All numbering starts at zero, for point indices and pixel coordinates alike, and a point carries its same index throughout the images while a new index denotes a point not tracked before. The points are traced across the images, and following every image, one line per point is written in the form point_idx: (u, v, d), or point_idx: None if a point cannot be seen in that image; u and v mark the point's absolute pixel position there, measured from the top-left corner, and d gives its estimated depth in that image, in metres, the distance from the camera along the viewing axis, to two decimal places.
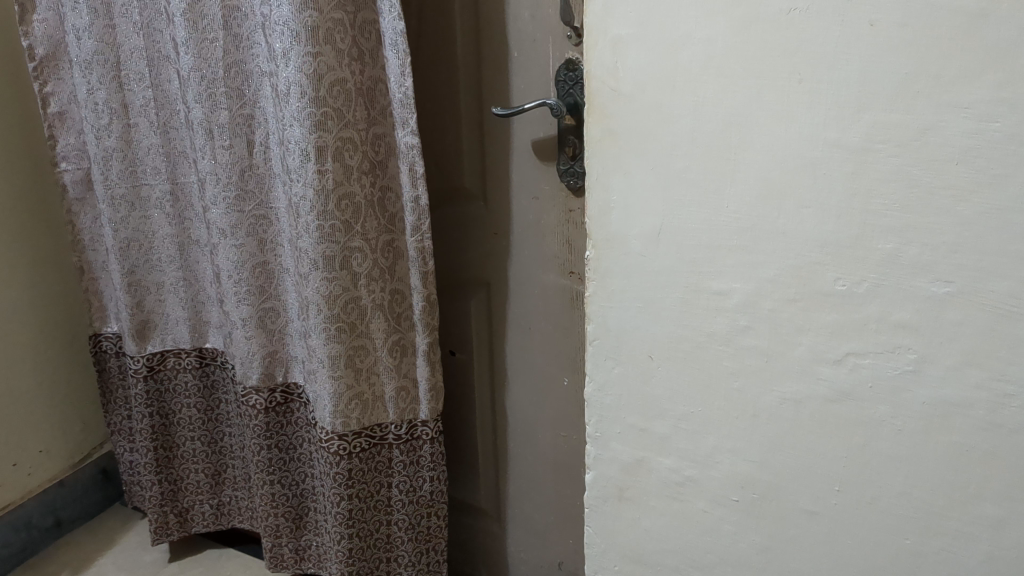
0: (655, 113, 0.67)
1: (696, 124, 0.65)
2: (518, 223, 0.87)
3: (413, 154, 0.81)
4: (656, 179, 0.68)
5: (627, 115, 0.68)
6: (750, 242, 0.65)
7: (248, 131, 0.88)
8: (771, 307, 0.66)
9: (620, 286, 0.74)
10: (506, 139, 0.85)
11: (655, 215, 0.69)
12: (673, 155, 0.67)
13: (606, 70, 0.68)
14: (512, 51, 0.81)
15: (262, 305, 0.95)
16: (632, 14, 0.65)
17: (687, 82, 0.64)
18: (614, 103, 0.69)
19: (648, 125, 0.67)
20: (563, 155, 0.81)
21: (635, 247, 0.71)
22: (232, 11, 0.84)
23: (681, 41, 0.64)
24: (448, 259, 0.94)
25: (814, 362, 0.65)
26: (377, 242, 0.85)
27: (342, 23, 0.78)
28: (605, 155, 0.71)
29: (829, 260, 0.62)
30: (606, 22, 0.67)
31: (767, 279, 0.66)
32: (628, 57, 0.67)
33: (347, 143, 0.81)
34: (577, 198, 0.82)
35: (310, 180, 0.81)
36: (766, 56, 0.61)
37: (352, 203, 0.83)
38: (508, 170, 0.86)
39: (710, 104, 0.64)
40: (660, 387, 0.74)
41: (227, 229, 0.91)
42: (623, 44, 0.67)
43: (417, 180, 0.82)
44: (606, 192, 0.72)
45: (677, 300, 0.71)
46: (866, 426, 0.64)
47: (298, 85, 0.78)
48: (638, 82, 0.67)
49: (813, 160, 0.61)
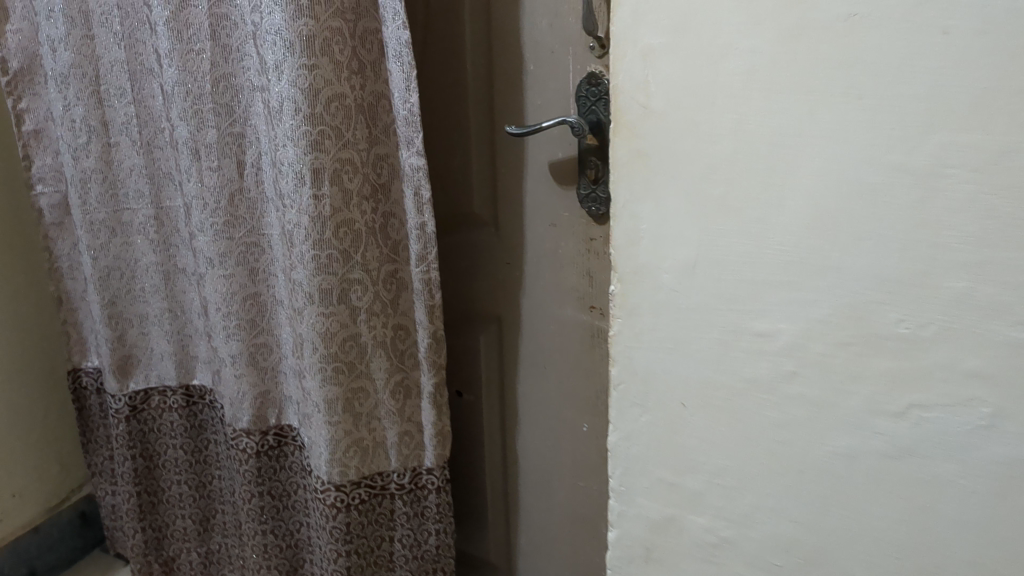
0: (691, 132, 0.60)
1: (739, 145, 0.58)
2: (533, 252, 0.80)
3: (418, 176, 0.73)
4: (691, 207, 0.61)
5: (659, 135, 0.61)
6: (798, 278, 0.58)
7: (238, 151, 0.81)
8: (823, 352, 0.58)
9: (648, 324, 0.66)
10: (520, 161, 0.77)
11: (690, 246, 0.62)
12: (711, 180, 0.60)
13: (637, 84, 0.61)
14: (527, 63, 0.74)
15: (252, 341, 0.87)
16: (668, 21, 0.58)
17: (727, 97, 0.57)
18: (643, 120, 0.62)
19: (684, 146, 0.60)
20: (582, 178, 0.73)
21: (666, 282, 0.64)
22: (220, 21, 0.76)
23: (723, 51, 0.57)
24: (456, 291, 0.86)
25: (872, 415, 0.57)
26: (379, 272, 0.77)
27: (341, 32, 0.70)
28: (635, 179, 0.63)
29: (889, 300, 0.54)
30: (637, 30, 0.60)
31: (818, 319, 0.58)
32: (661, 70, 0.60)
33: (346, 166, 0.73)
34: (599, 226, 0.75)
35: (305, 206, 0.73)
36: (819, 68, 0.53)
37: (351, 230, 0.75)
38: (522, 194, 0.78)
39: (756, 122, 0.57)
40: (693, 438, 0.66)
41: (215, 259, 0.83)
42: (655, 55, 0.60)
43: (423, 206, 0.74)
44: (634, 221, 0.64)
45: (714, 341, 0.63)
46: (929, 487, 0.56)
47: (292, 100, 0.71)
48: (673, 97, 0.60)
49: (874, 186, 0.53)
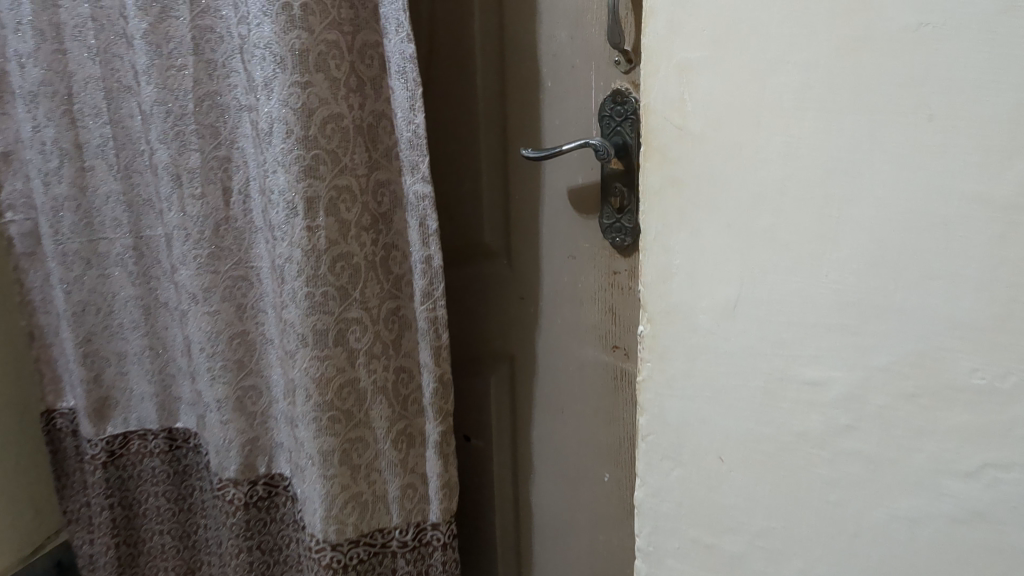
0: (731, 156, 0.53)
1: (788, 171, 0.50)
2: (550, 286, 0.72)
3: (424, 205, 0.66)
4: (730, 241, 0.54)
5: (695, 160, 0.54)
6: (854, 321, 0.50)
7: (224, 177, 0.73)
8: (882, 403, 0.49)
9: (682, 369, 0.59)
10: (537, 186, 0.70)
11: (730, 283, 0.55)
12: (754, 211, 0.52)
13: (670, 103, 0.55)
14: (545, 78, 0.67)
15: (239, 384, 0.79)
16: (707, 33, 0.52)
17: (774, 118, 0.50)
18: (677, 142, 0.55)
19: (724, 173, 0.53)
20: (606, 206, 0.66)
21: (703, 323, 0.57)
22: (205, 34, 0.69)
23: (771, 65, 0.50)
24: (465, 328, 0.79)
25: (939, 474, 0.48)
26: (379, 311, 0.70)
27: (338, 46, 0.63)
28: (668, 209, 0.57)
29: (963, 347, 0.46)
30: (672, 43, 0.54)
31: (878, 367, 0.49)
32: (698, 87, 0.53)
33: (343, 194, 0.66)
34: (623, 258, 0.67)
35: (298, 238, 0.66)
36: (882, 86, 0.46)
37: (349, 265, 0.67)
38: (538, 223, 0.71)
39: (807, 145, 0.49)
40: (734, 494, 0.58)
41: (199, 293, 0.76)
42: (693, 71, 0.53)
43: (428, 237, 0.67)
44: (667, 257, 0.57)
45: (758, 390, 0.55)
46: (1012, 559, 0.46)
47: (282, 122, 0.63)
48: (712, 118, 0.53)
49: (946, 219, 0.45)
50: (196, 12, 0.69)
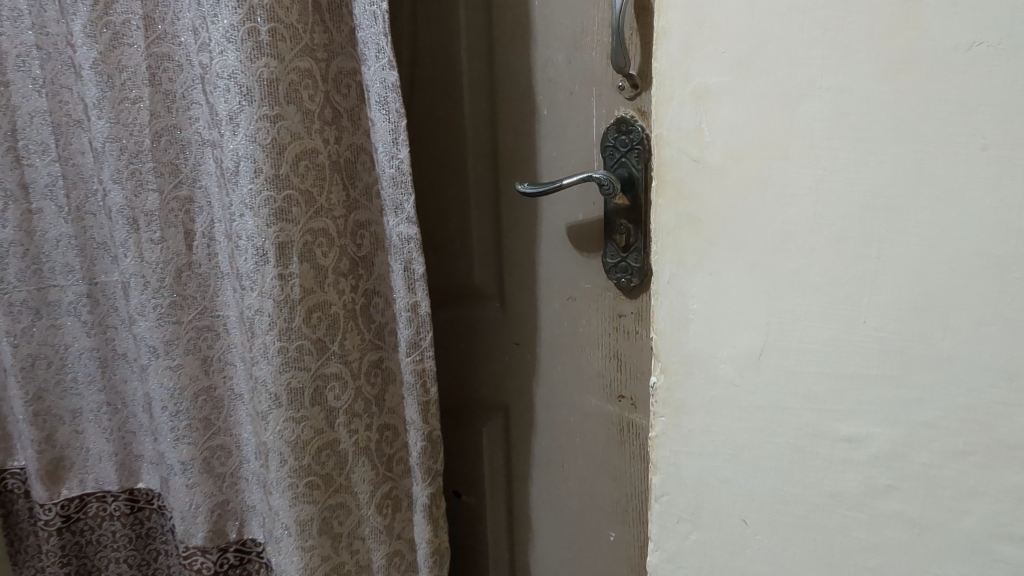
0: (756, 193, 0.46)
1: (820, 208, 0.44)
2: (547, 330, 0.66)
3: (409, 247, 0.60)
4: (758, 286, 0.47)
5: (714, 197, 0.48)
6: (897, 372, 0.44)
7: (185, 219, 0.67)
8: (928, 462, 0.44)
9: (701, 426, 0.51)
10: (530, 223, 0.64)
11: (755, 331, 0.48)
12: (786, 251, 0.46)
13: (685, 134, 0.48)
14: (540, 105, 0.61)
15: (206, 445, 0.72)
16: (728, 55, 0.45)
17: (804, 149, 0.44)
18: (694, 177, 0.48)
19: (748, 211, 0.47)
20: (611, 244, 0.60)
21: (723, 374, 0.50)
22: (162, 62, 0.63)
23: (801, 91, 0.44)
24: (449, 376, 0.73)
25: (994, 538, 0.43)
26: (360, 365, 0.64)
27: (311, 75, 0.57)
28: (685, 250, 0.50)
29: (1018, 398, 0.41)
30: (688, 65, 0.47)
31: (922, 423, 0.44)
32: (719, 115, 0.46)
33: (320, 236, 0.60)
34: (630, 300, 0.61)
35: (267, 288, 0.59)
36: (929, 113, 0.41)
37: (326, 315, 0.61)
38: (535, 262, 0.65)
39: (846, 179, 0.43)
40: (758, 561, 0.51)
41: (159, 347, 0.68)
42: (712, 98, 0.46)
43: (415, 283, 0.61)
44: (682, 304, 0.50)
45: (786, 448, 0.49)
46: None
47: (250, 159, 0.56)
48: (735, 149, 0.46)
49: (1002, 259, 0.41)
50: (151, 38, 0.62)
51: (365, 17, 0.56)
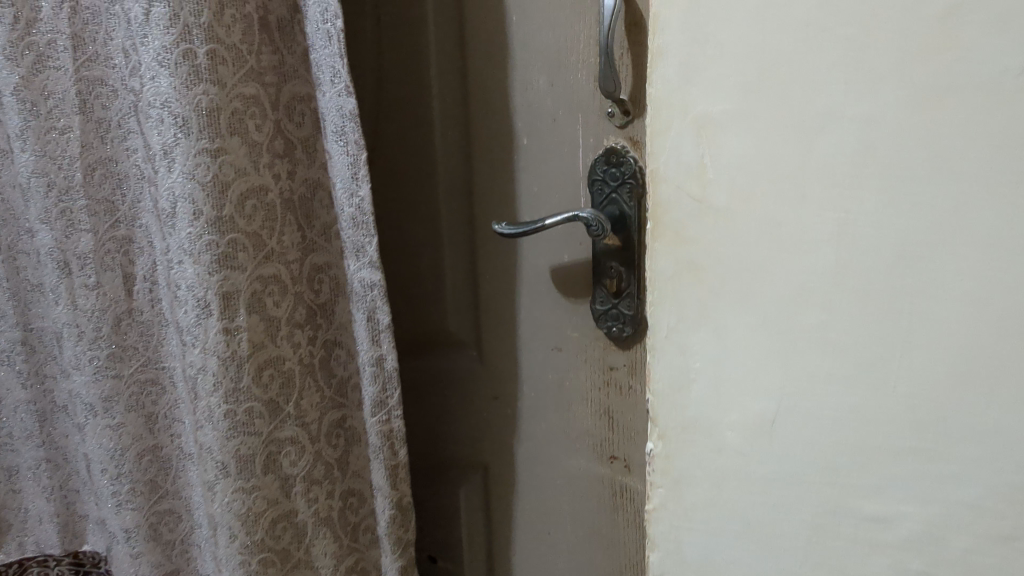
0: (772, 240, 0.38)
1: (842, 256, 0.37)
2: (530, 383, 0.59)
3: (372, 295, 0.53)
4: (772, 348, 0.39)
5: (721, 244, 0.40)
6: (932, 445, 0.36)
7: (124, 261, 0.60)
8: (970, 547, 0.37)
9: (703, 500, 0.43)
10: (510, 264, 0.58)
11: (770, 395, 0.40)
12: (804, 306, 0.38)
13: (685, 171, 0.40)
14: (519, 133, 0.54)
15: (151, 511, 0.64)
16: (736, 79, 0.38)
17: (824, 188, 0.37)
18: (698, 220, 0.40)
19: (764, 260, 0.39)
20: (599, 289, 0.54)
21: (733, 443, 0.41)
22: (94, 87, 0.56)
23: (819, 122, 0.36)
24: (422, 429, 0.66)
25: None
26: (320, 426, 0.57)
27: (258, 102, 0.50)
28: (686, 302, 0.41)
29: None
30: (687, 90, 0.39)
31: (964, 502, 0.36)
32: (725, 147, 0.38)
33: (271, 284, 0.53)
34: (621, 351, 0.55)
35: (210, 345, 0.51)
36: (972, 149, 0.33)
37: (279, 372, 0.54)
38: (514, 307, 0.58)
39: (871, 222, 0.36)
40: None
41: (97, 405, 0.61)
42: (716, 127, 0.39)
43: (379, 335, 0.54)
44: (682, 367, 0.42)
45: (806, 525, 0.40)
46: None
47: (187, 199, 0.49)
48: (745, 186, 0.38)
49: None
50: (82, 60, 0.55)
51: (318, 36, 0.49)
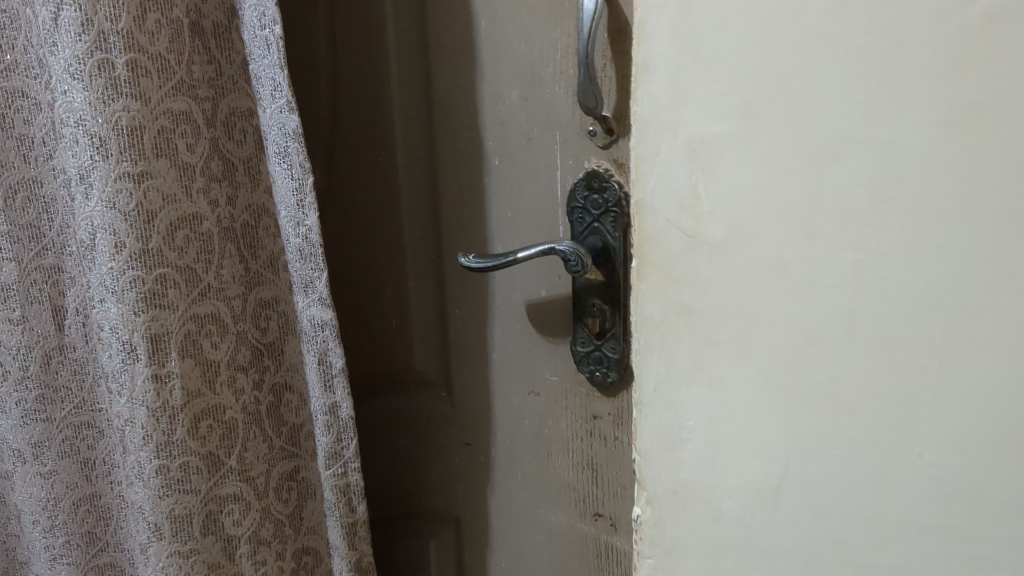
0: (779, 286, 0.31)
1: (862, 303, 0.29)
2: (504, 429, 0.53)
3: (323, 335, 0.47)
4: (776, 416, 0.32)
5: (717, 288, 0.33)
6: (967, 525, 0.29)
7: (53, 293, 0.53)
8: None
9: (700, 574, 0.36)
10: (482, 299, 0.52)
11: (773, 462, 0.33)
12: (813, 365, 0.31)
13: (676, 200, 0.33)
14: (490, 154, 0.48)
15: (89, 567, 0.58)
16: (734, 95, 0.31)
17: (841, 225, 0.29)
18: (690, 259, 0.33)
19: (768, 310, 0.32)
20: (580, 328, 0.48)
21: (731, 512, 0.34)
22: (13, 99, 0.50)
23: (836, 146, 0.29)
24: (385, 475, 0.60)
25: None
26: (268, 480, 0.50)
27: (189, 119, 0.44)
28: (677, 353, 0.34)
29: None
30: (680, 106, 0.32)
31: None
32: (722, 175, 0.32)
33: (206, 323, 0.46)
34: (605, 398, 0.48)
35: (137, 394, 0.45)
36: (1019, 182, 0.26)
37: (219, 422, 0.48)
38: (487, 345, 0.52)
39: (892, 266, 0.29)
40: None
41: (25, 451, 0.55)
42: (712, 151, 0.32)
43: (331, 380, 0.48)
44: (672, 426, 0.35)
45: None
46: None
47: (107, 230, 0.43)
48: (745, 221, 0.31)
49: None
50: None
51: (255, 45, 0.43)
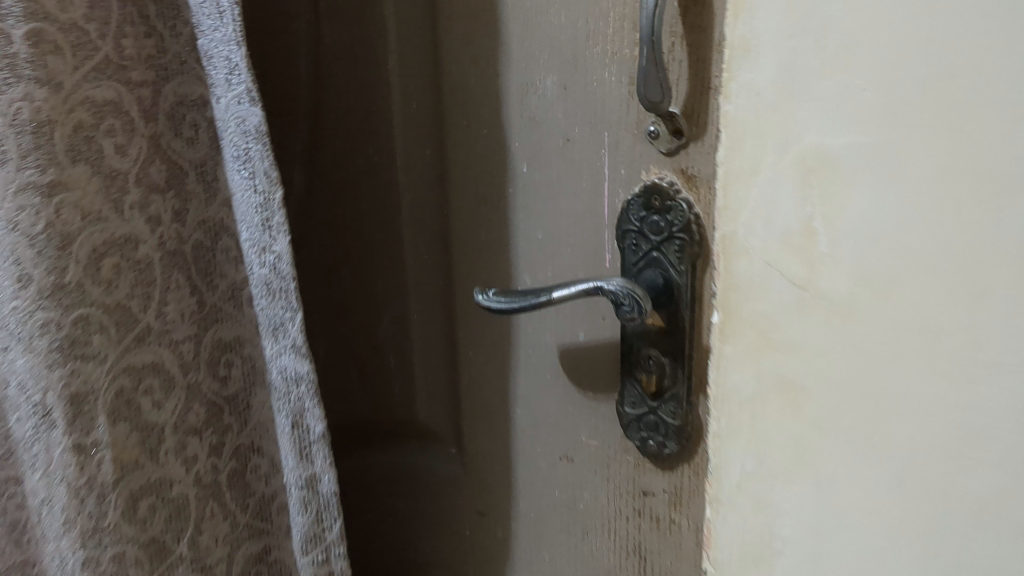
0: (879, 350, 0.27)
1: None
2: (527, 500, 0.43)
3: (299, 392, 0.36)
4: (879, 505, 0.28)
5: (816, 353, 0.28)
6: None
7: None
8: None
9: None
10: (501, 337, 0.41)
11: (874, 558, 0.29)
12: (945, 445, 0.27)
13: (784, 235, 0.28)
14: (517, 158, 0.37)
15: None
16: (873, 94, 0.25)
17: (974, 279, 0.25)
18: (792, 312, 0.29)
19: (861, 383, 0.28)
20: (631, 384, 0.37)
21: None
22: None
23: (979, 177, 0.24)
24: (377, 539, 0.49)
25: None
26: (229, 567, 0.40)
27: (119, 111, 0.33)
28: (768, 434, 0.30)
29: None
30: (794, 108, 0.27)
31: None
32: (847, 203, 0.26)
33: (145, 377, 0.36)
34: (660, 473, 0.37)
35: (53, 471, 0.34)
36: None
37: (165, 500, 0.37)
38: (506, 396, 0.42)
39: None
40: None
41: None
42: (833, 173, 0.26)
43: (308, 446, 0.37)
44: (756, 500, 0.32)
45: None
46: None
47: (7, 258, 0.31)
48: (865, 269, 0.27)
49: None
50: None
51: (204, 12, 0.32)
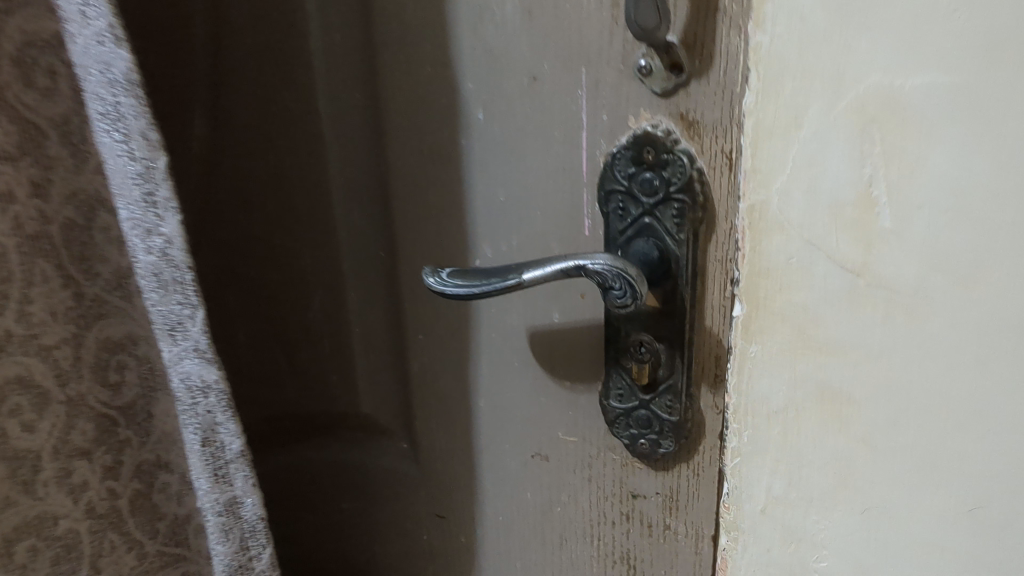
0: (962, 352, 0.21)
1: None
2: (493, 499, 0.36)
3: (208, 403, 0.29)
4: (946, 534, 0.23)
5: (874, 358, 0.22)
6: None
7: None
8: None
9: None
10: (457, 316, 0.34)
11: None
12: None
13: (835, 207, 0.21)
14: (469, 101, 0.30)
15: None
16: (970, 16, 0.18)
17: None
18: (843, 305, 0.22)
19: (934, 394, 0.21)
20: (618, 373, 0.30)
21: None
22: None
23: None
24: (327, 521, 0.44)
25: None
26: None
27: None
28: (804, 449, 0.24)
29: None
30: (850, 37, 0.19)
31: None
32: (927, 164, 0.19)
33: (9, 395, 0.28)
34: (654, 476, 0.31)
35: None
36: None
37: (48, 539, 0.30)
38: (465, 385, 0.35)
39: None
40: None
41: None
42: (908, 125, 0.19)
43: (219, 467, 0.30)
44: (785, 526, 0.25)
45: None
46: None
47: None
48: (948, 254, 0.20)
49: None
50: None
51: None
